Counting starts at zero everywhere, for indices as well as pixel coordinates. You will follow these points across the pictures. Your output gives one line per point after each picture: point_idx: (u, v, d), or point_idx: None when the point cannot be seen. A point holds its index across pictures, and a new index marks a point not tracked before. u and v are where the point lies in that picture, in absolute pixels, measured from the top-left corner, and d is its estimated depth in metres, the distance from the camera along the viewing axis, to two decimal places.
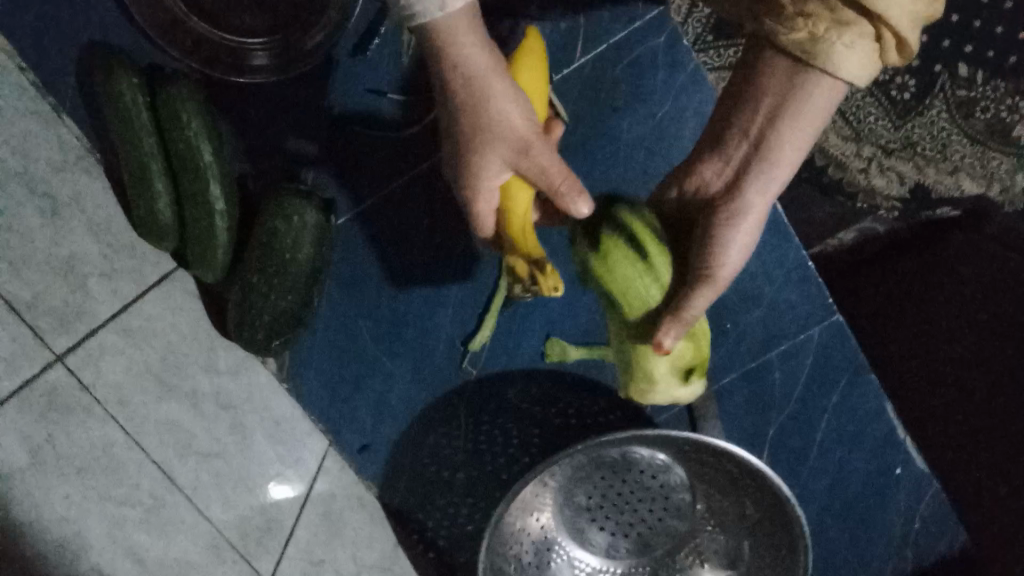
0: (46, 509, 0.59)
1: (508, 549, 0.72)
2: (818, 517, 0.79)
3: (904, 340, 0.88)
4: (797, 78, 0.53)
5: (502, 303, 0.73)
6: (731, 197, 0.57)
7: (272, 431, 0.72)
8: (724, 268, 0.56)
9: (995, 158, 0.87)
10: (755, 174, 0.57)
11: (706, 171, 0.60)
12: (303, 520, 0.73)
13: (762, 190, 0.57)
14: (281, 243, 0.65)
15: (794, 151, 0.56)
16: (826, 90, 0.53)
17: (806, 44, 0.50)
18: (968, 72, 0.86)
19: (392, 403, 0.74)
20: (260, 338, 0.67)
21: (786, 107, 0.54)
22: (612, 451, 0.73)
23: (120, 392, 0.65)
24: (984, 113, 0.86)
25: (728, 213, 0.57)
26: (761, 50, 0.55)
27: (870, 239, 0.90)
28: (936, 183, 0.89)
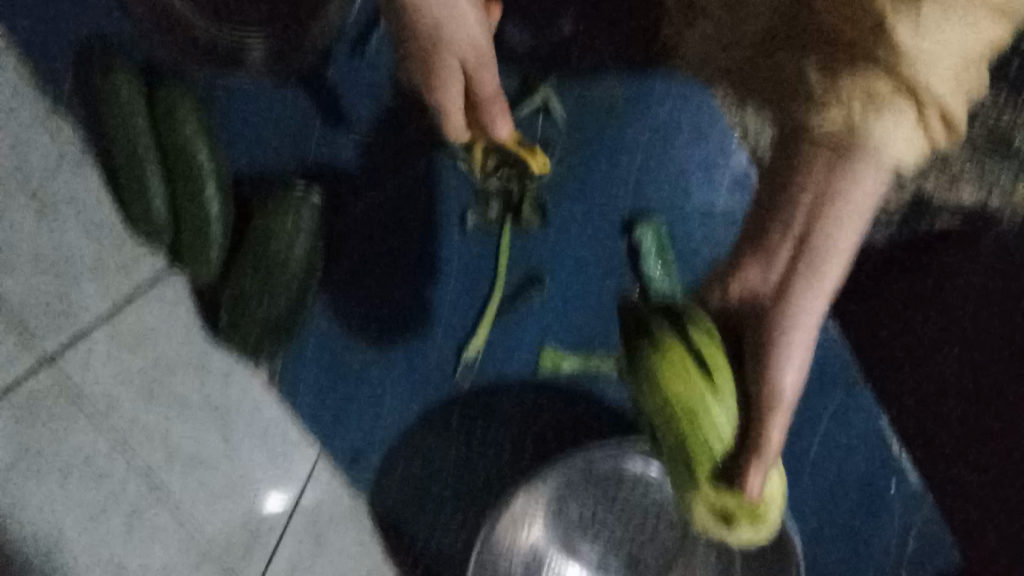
0: (30, 514, 0.60)
1: (498, 559, 0.72)
2: (814, 527, 0.80)
3: (906, 366, 0.82)
4: (840, 170, 0.50)
5: (497, 310, 0.73)
6: (780, 307, 0.52)
7: (261, 438, 0.71)
8: (784, 389, 0.51)
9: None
10: (807, 270, 0.51)
11: (745, 277, 0.54)
12: (291, 527, 0.72)
13: (818, 282, 0.51)
14: (275, 242, 0.64)
15: (845, 250, 0.51)
16: (874, 179, 0.49)
17: (844, 131, 0.49)
18: (1006, 96, 0.78)
19: (384, 408, 0.73)
20: (251, 339, 0.66)
21: (829, 206, 0.50)
22: (604, 462, 0.72)
23: (107, 398, 0.64)
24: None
25: (784, 320, 0.52)
26: (800, 142, 0.52)
27: (871, 250, 0.81)
28: None
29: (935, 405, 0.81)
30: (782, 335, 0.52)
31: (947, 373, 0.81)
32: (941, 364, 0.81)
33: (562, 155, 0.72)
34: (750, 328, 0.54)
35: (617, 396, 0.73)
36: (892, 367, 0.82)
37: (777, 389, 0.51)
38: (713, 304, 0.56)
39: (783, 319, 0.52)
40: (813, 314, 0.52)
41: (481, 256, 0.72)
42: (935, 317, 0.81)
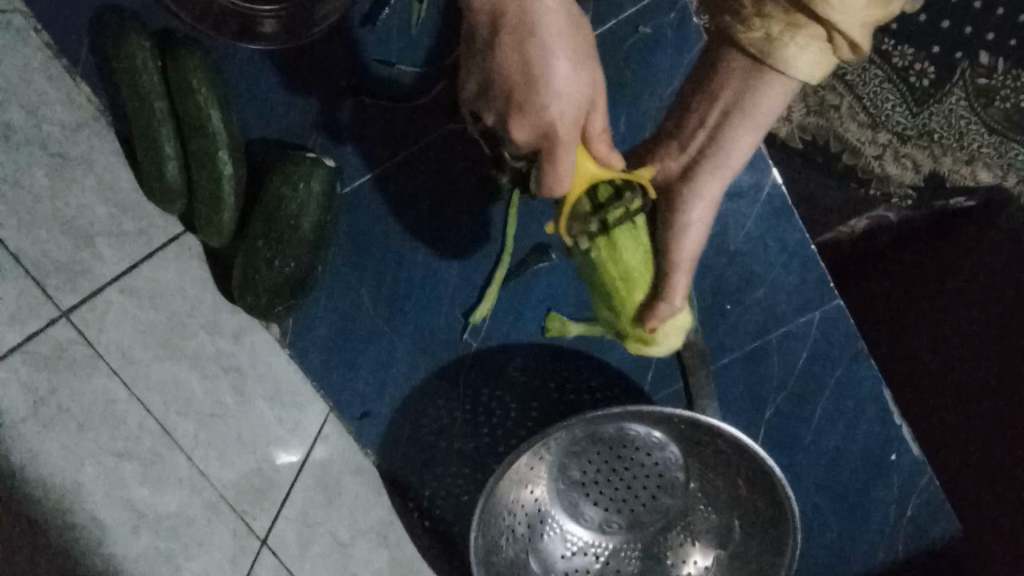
0: (47, 462, 0.58)
1: (502, 519, 0.74)
2: (812, 498, 0.80)
3: (915, 342, 0.88)
4: (753, 76, 0.55)
5: (505, 276, 0.74)
6: (685, 186, 0.59)
7: (273, 397, 0.73)
8: (688, 250, 0.60)
9: (1014, 147, 0.86)
10: (712, 157, 0.59)
11: (661, 160, 0.61)
12: (301, 484, 0.73)
13: (719, 173, 0.59)
14: (286, 210, 0.66)
15: (746, 145, 0.58)
16: (781, 91, 0.55)
17: (762, 44, 0.51)
18: (989, 60, 0.83)
19: (394, 369, 0.75)
20: (263, 302, 0.68)
21: (738, 107, 0.56)
22: (608, 426, 0.74)
23: (129, 355, 0.65)
24: (1003, 102, 0.84)
25: (690, 196, 0.59)
26: (722, 50, 0.56)
27: (878, 229, 0.92)
28: (951, 172, 0.88)
29: (946, 380, 0.86)
30: (688, 213, 0.59)
31: (954, 348, 0.86)
32: (951, 343, 0.86)
33: None
34: (661, 203, 0.61)
35: (621, 360, 0.76)
36: (896, 342, 0.89)
37: (679, 245, 0.60)
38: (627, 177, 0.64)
39: (688, 196, 0.59)
40: (716, 194, 0.59)
41: (489, 219, 0.73)
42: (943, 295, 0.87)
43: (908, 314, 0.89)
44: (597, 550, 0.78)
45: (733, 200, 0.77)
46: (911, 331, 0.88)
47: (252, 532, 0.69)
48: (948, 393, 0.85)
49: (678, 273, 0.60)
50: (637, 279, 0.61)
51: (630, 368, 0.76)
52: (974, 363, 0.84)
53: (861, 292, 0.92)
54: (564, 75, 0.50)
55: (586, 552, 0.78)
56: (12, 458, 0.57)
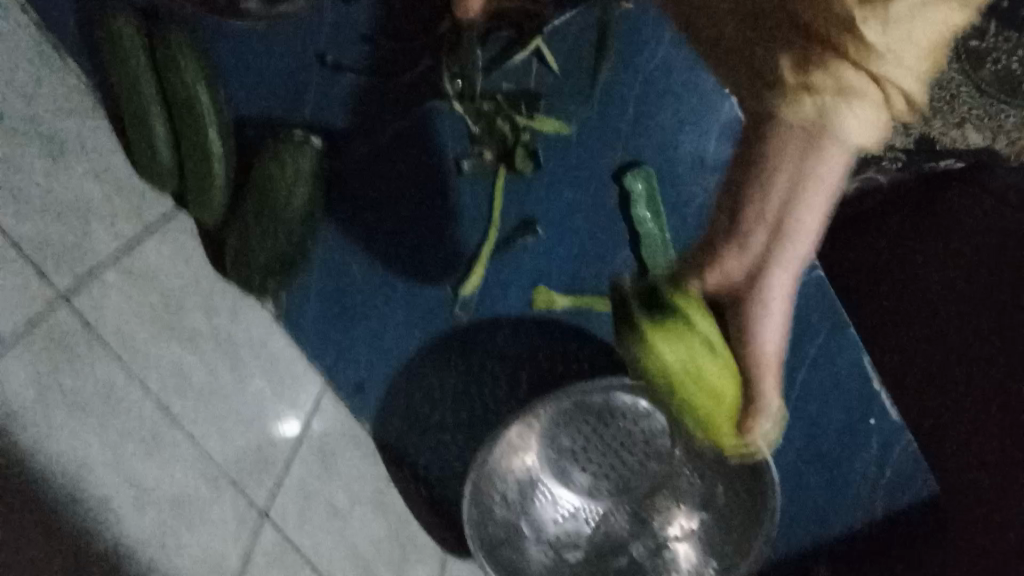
0: (44, 452, 0.54)
1: (494, 486, 0.76)
2: (793, 463, 0.82)
3: (914, 304, 0.89)
4: (807, 156, 0.41)
5: (493, 249, 0.75)
6: (756, 287, 0.46)
7: (269, 371, 0.76)
8: (770, 346, 0.50)
9: (1004, 109, 1.00)
10: (775, 264, 0.45)
11: (700, 276, 0.49)
12: (299, 455, 0.75)
13: (788, 241, 0.44)
14: (276, 189, 0.67)
15: (821, 219, 0.43)
16: (856, 138, 0.41)
17: (814, 122, 0.39)
18: None
19: (385, 342, 0.77)
20: (256, 280, 0.70)
21: (789, 226, 0.43)
22: (596, 397, 0.77)
23: (127, 339, 0.64)
24: (993, 65, 1.00)
25: (752, 323, 0.49)
26: (778, 106, 0.40)
27: (872, 189, 0.98)
28: (938, 134, 1.00)
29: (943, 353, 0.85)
30: (763, 315, 0.48)
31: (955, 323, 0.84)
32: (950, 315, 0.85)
33: (553, 100, 0.74)
34: (727, 312, 0.50)
35: (606, 331, 0.78)
36: (890, 296, 0.91)
37: (757, 348, 0.50)
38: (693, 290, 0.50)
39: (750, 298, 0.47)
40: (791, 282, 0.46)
41: (477, 195, 0.75)
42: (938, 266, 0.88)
43: (899, 275, 0.91)
44: (587, 514, 0.81)
45: None
46: (901, 289, 0.91)
47: (255, 507, 0.69)
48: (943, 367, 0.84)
49: (766, 378, 0.52)
50: (722, 404, 0.54)
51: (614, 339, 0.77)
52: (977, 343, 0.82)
53: (846, 250, 0.97)
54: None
55: (576, 516, 0.81)
56: (14, 433, 0.52)
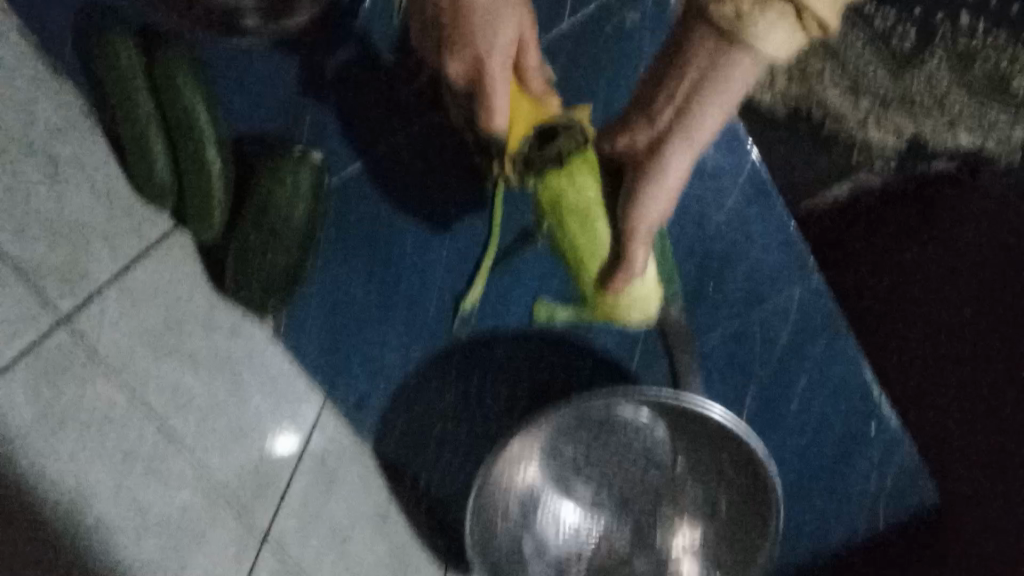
0: (54, 484, 0.55)
1: (497, 500, 0.77)
2: (795, 471, 0.83)
3: (908, 289, 0.89)
4: (717, 57, 0.47)
5: (493, 262, 0.76)
6: (653, 162, 0.55)
7: (270, 388, 0.74)
8: (649, 225, 0.58)
9: (994, 111, 0.83)
10: (676, 145, 0.53)
11: (631, 128, 0.55)
12: (302, 470, 0.75)
13: (684, 148, 0.53)
14: (275, 207, 0.66)
15: (715, 122, 0.52)
16: (751, 69, 0.47)
17: (732, 21, 0.44)
18: (969, 21, 0.82)
19: (387, 360, 0.77)
20: (258, 295, 0.70)
21: (682, 119, 0.52)
22: (596, 408, 0.75)
23: (129, 368, 0.63)
24: (985, 63, 0.82)
25: (648, 184, 0.56)
26: (690, 19, 0.48)
27: (863, 194, 0.91)
28: (932, 136, 0.86)
29: (936, 340, 0.86)
30: (647, 197, 0.57)
31: (961, 310, 0.85)
32: (951, 300, 0.86)
33: None
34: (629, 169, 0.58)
35: (608, 340, 0.78)
36: (875, 298, 0.91)
37: (637, 216, 0.58)
38: (608, 151, 0.60)
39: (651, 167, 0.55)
40: (680, 170, 0.55)
41: (477, 208, 0.75)
42: (933, 251, 0.88)
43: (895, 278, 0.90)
44: (589, 525, 0.82)
45: (716, 178, 0.78)
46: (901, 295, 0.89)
47: (255, 528, 0.69)
48: (943, 346, 0.86)
49: (636, 245, 0.59)
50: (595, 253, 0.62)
51: (614, 348, 0.78)
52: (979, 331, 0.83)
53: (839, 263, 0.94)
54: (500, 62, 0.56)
55: (578, 528, 0.81)
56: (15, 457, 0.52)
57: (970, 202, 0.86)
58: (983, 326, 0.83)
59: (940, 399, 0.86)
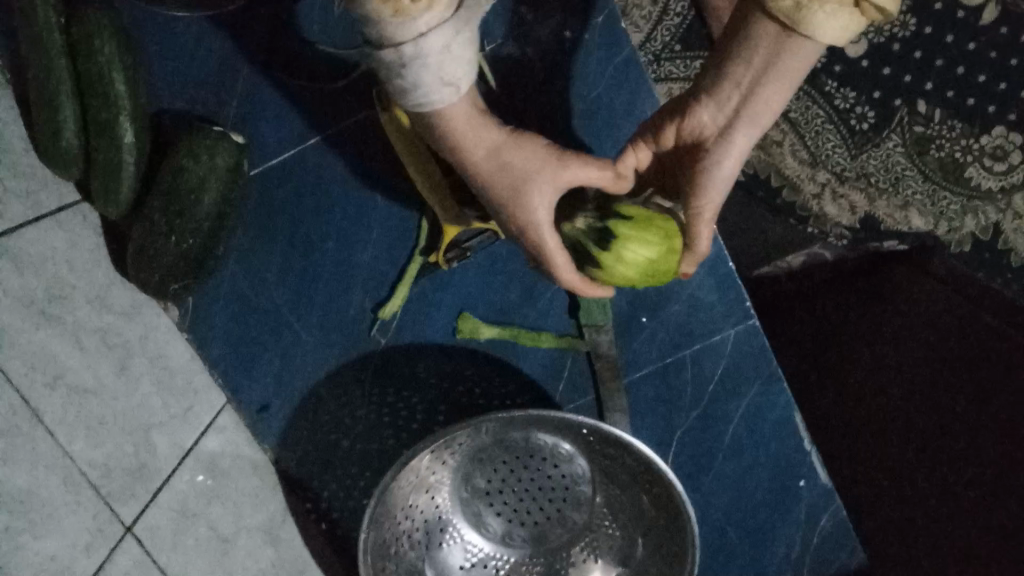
0: None
1: (397, 523, 0.71)
2: (720, 525, 0.77)
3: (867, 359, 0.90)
4: (780, 47, 0.52)
5: (417, 272, 0.71)
6: (720, 142, 0.57)
7: (163, 380, 0.69)
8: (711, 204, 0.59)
9: (946, 197, 0.92)
10: (746, 121, 0.56)
11: (694, 116, 0.58)
12: (185, 469, 0.69)
13: (752, 124, 0.56)
14: (185, 183, 0.62)
15: (776, 103, 0.55)
16: (809, 53, 0.51)
17: (792, 12, 0.48)
18: (927, 110, 0.90)
19: (295, 365, 0.72)
20: (157, 280, 0.65)
21: (748, 107, 0.55)
22: (516, 434, 0.74)
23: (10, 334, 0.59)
24: (938, 151, 0.91)
25: (714, 161, 0.57)
26: (754, 14, 0.52)
27: (816, 265, 0.96)
28: (885, 216, 0.94)
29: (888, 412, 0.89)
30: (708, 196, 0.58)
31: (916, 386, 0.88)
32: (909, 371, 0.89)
33: None
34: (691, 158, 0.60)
35: (533, 367, 0.74)
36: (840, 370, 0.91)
37: (705, 197, 0.58)
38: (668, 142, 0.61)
39: (708, 154, 0.58)
40: (743, 151, 0.57)
41: (404, 213, 0.71)
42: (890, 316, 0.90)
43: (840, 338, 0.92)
44: (497, 563, 0.76)
45: None
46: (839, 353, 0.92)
47: (120, 520, 0.63)
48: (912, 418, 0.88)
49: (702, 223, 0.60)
50: (667, 271, 0.64)
51: (539, 376, 0.74)
52: (938, 408, 0.87)
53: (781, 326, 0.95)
54: (545, 186, 0.58)
55: (485, 564, 0.76)
56: None
57: (917, 284, 0.91)
58: (945, 402, 0.87)
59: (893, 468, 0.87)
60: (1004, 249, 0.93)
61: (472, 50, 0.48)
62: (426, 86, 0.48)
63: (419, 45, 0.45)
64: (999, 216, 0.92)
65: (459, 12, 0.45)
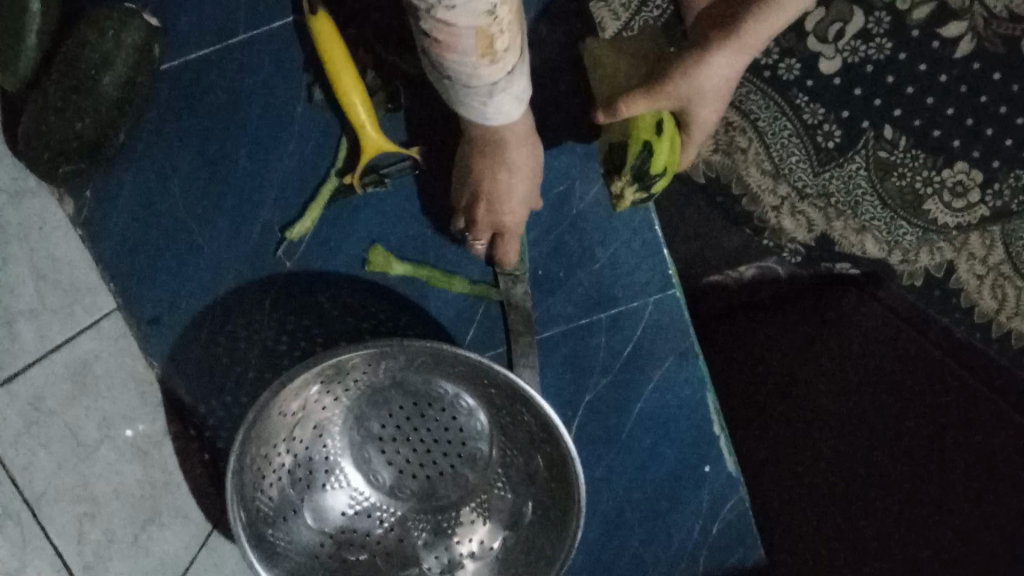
0: None
1: (275, 454, 0.68)
2: (617, 502, 0.74)
3: (825, 400, 0.87)
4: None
5: (329, 196, 0.68)
6: (702, 59, 0.64)
7: (42, 266, 0.63)
8: (704, 120, 0.68)
9: (902, 227, 0.91)
10: (732, 46, 0.64)
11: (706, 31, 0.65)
12: (48, 364, 0.63)
13: (737, 51, 0.64)
14: (88, 56, 0.59)
15: (760, 40, 0.63)
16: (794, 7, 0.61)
17: None
18: (892, 135, 0.88)
19: (191, 277, 0.69)
20: (47, 159, 0.61)
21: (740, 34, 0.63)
22: (416, 377, 0.71)
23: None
24: (899, 179, 0.89)
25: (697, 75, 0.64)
26: None
27: (767, 280, 0.95)
28: (841, 238, 0.92)
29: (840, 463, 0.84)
30: (696, 114, 0.67)
31: (881, 444, 0.84)
32: (874, 429, 0.85)
33: None
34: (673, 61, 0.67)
35: (442, 312, 0.71)
36: (777, 387, 0.89)
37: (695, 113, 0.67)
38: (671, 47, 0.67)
39: (692, 73, 0.64)
40: (731, 71, 0.65)
41: (329, 129, 0.67)
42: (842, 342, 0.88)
43: (784, 355, 0.90)
44: (382, 514, 0.73)
45: (587, 162, 0.72)
46: (784, 369, 0.89)
47: None
48: (859, 443, 0.85)
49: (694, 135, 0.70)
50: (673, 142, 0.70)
51: (447, 323, 0.71)
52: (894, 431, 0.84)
53: (728, 336, 0.93)
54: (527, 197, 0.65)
55: (369, 514, 0.72)
56: None
57: (864, 311, 0.90)
58: (903, 427, 0.84)
59: (819, 493, 0.84)
60: (954, 288, 0.92)
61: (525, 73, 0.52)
62: (498, 106, 0.51)
63: (499, 80, 0.48)
64: (953, 253, 0.91)
65: (522, 45, 0.48)
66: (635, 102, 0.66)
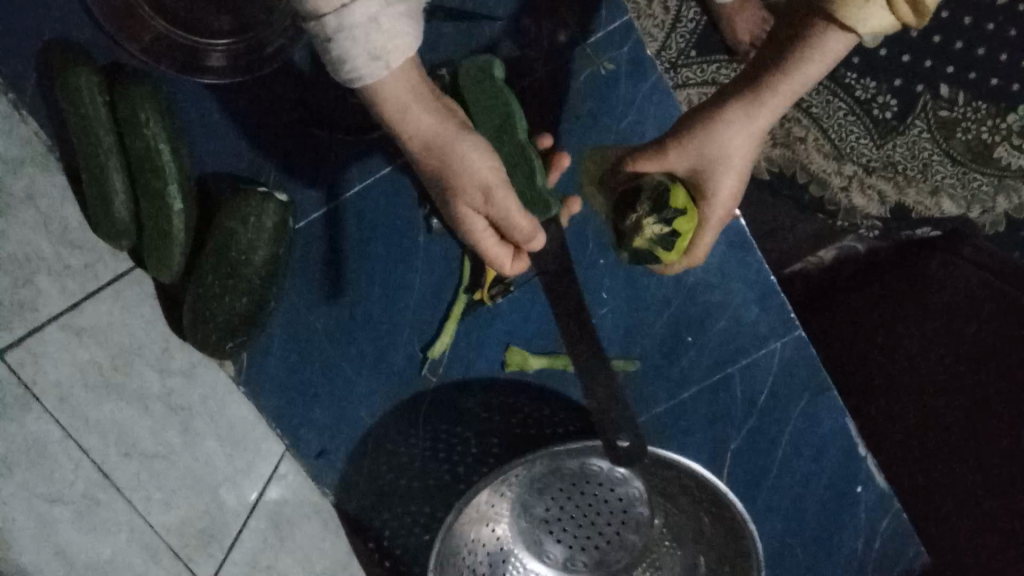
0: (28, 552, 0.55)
1: (461, 558, 0.72)
2: (779, 538, 0.77)
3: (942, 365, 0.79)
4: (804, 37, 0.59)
5: (460, 314, 0.73)
6: (719, 115, 0.64)
7: (225, 435, 0.71)
8: (719, 191, 0.67)
9: (976, 178, 0.91)
10: (752, 104, 0.63)
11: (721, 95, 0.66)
12: (252, 528, 0.71)
13: (752, 111, 0.64)
14: (236, 246, 0.64)
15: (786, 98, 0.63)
16: (832, 50, 0.59)
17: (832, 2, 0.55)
18: (950, 93, 0.89)
19: (347, 410, 0.73)
20: (213, 339, 0.67)
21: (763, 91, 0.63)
22: (570, 462, 0.74)
23: (65, 398, 0.61)
24: (965, 134, 0.90)
25: (711, 136, 0.65)
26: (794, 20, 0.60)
27: (849, 258, 0.92)
28: (916, 203, 0.92)
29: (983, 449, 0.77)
30: (712, 180, 0.67)
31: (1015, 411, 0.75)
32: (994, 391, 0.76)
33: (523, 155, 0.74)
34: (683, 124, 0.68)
35: None
36: (886, 361, 0.82)
37: (708, 178, 0.67)
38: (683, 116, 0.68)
39: (707, 130, 0.65)
40: (744, 134, 0.65)
41: (451, 249, 0.73)
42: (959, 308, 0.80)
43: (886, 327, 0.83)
44: None
45: None
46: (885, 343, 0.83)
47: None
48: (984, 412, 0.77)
49: (712, 209, 0.68)
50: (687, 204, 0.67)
51: None
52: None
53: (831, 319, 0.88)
54: (463, 183, 0.61)
55: None
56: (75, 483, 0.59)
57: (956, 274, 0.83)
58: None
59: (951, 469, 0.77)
60: None
61: (408, 29, 0.53)
62: (353, 56, 0.52)
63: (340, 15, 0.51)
64: None
65: None
66: (646, 158, 0.68)
